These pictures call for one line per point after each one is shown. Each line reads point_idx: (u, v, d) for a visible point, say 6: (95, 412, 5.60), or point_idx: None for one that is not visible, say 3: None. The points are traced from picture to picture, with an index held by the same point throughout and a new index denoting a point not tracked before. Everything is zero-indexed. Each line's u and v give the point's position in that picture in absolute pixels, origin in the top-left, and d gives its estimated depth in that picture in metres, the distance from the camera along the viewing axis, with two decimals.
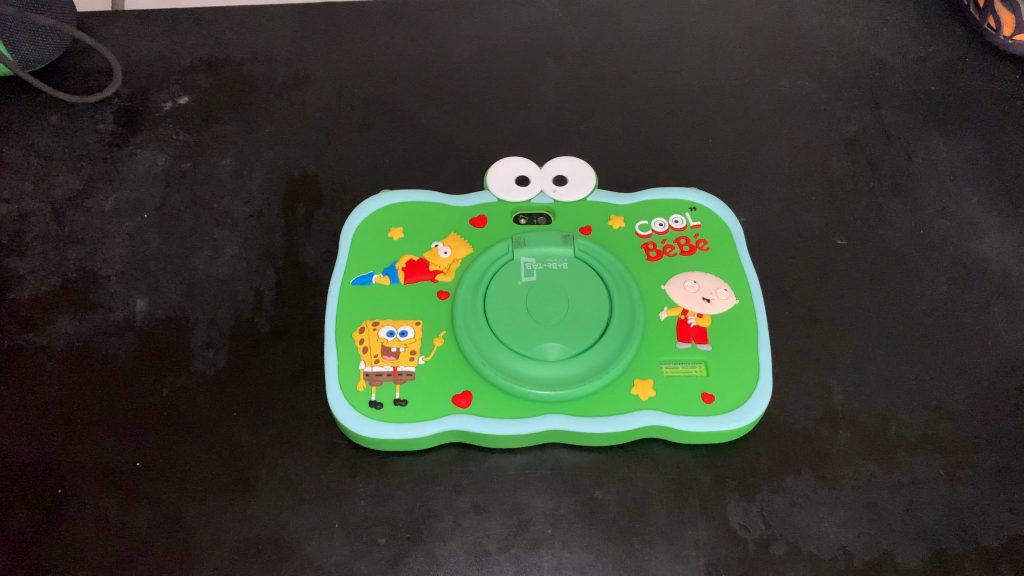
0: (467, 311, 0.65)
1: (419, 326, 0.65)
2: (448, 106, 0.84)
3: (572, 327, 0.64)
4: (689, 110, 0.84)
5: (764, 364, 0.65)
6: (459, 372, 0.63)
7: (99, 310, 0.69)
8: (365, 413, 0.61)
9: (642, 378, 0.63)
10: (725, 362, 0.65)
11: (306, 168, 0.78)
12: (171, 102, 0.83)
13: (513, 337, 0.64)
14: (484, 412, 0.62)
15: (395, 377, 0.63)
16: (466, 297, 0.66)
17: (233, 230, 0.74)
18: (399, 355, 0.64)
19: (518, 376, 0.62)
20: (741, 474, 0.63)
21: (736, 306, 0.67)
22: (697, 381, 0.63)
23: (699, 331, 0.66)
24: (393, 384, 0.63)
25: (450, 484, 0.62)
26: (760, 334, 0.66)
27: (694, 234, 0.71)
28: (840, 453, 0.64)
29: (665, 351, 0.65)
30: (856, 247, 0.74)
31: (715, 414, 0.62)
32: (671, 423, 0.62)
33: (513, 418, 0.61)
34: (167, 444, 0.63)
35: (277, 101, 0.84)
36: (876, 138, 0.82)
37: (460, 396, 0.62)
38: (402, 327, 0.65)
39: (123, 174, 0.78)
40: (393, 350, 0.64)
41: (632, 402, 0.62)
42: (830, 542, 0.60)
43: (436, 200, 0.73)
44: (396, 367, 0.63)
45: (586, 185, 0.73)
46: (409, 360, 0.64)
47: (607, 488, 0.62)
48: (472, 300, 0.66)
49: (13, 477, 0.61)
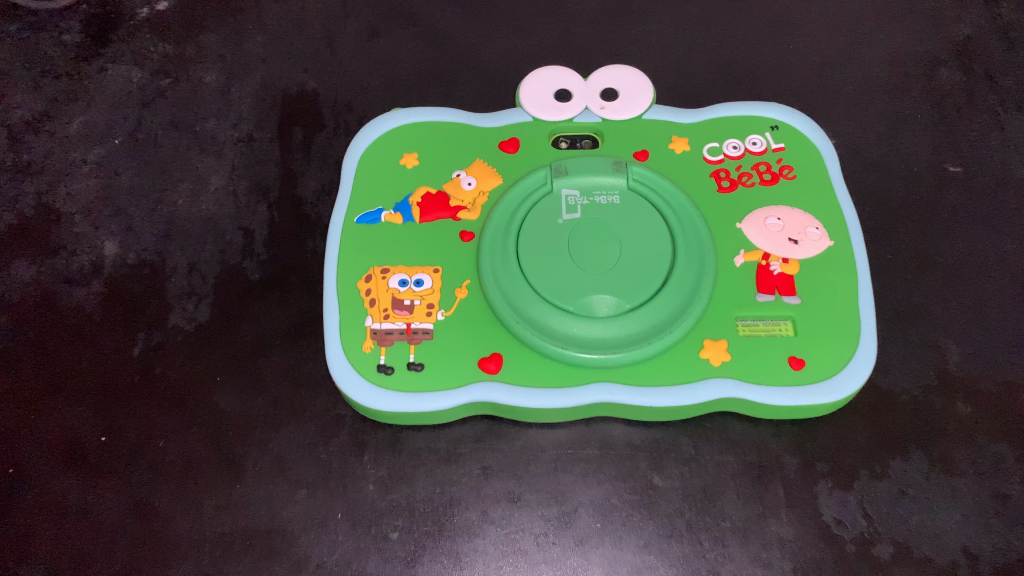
0: (497, 256, 0.53)
1: (439, 274, 0.53)
2: (473, 9, 0.70)
3: (627, 276, 0.52)
4: (764, 12, 0.69)
5: (866, 322, 0.52)
6: (488, 331, 0.52)
7: (62, 254, 0.58)
8: (372, 380, 0.50)
9: (714, 339, 0.51)
10: (817, 319, 0.52)
11: (304, 84, 0.65)
12: (148, 8, 0.70)
13: (553, 289, 0.52)
14: (517, 380, 0.50)
15: (409, 336, 0.51)
16: (496, 238, 0.54)
17: (219, 158, 0.62)
18: (414, 309, 0.52)
19: (559, 336, 0.51)
20: (835, 456, 0.51)
21: (829, 249, 0.54)
22: (782, 343, 0.51)
23: (784, 280, 0.53)
24: (407, 344, 0.51)
25: (476, 466, 0.51)
26: (861, 284, 0.53)
27: (775, 160, 0.58)
28: (959, 431, 0.51)
29: (742, 306, 0.52)
30: (973, 176, 0.61)
31: (806, 384, 0.50)
32: (750, 396, 0.50)
33: (554, 388, 0.50)
34: (139, 415, 0.52)
35: (270, 5, 0.70)
36: (995, 41, 0.67)
37: (488, 359, 0.51)
38: (418, 275, 0.53)
39: (91, 92, 0.65)
40: (407, 303, 0.52)
41: (701, 369, 0.50)
42: (948, 543, 0.48)
43: (458, 118, 0.60)
44: (410, 324, 0.52)
45: (642, 101, 0.59)
46: (426, 315, 0.52)
47: (669, 472, 0.50)
48: (502, 242, 0.54)
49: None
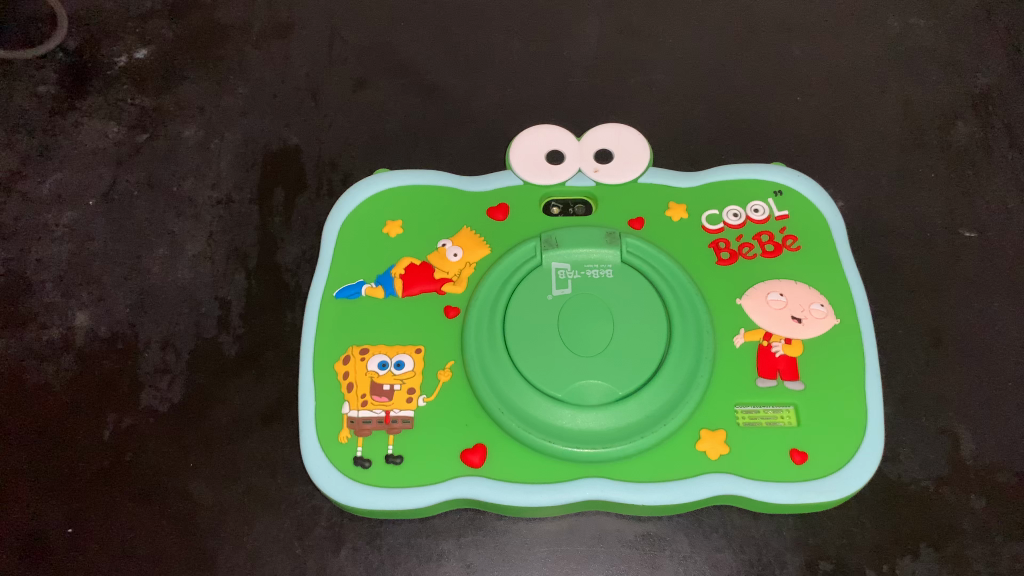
0: (483, 337, 0.51)
1: (421, 355, 0.51)
2: (464, 57, 0.67)
3: (619, 361, 0.49)
4: (769, 60, 0.66)
5: (874, 409, 0.49)
6: (471, 420, 0.49)
7: (31, 326, 0.56)
8: (349, 474, 0.48)
9: (712, 429, 0.48)
10: (822, 407, 0.49)
11: (286, 140, 0.63)
12: (127, 57, 0.67)
13: (542, 375, 0.49)
14: (502, 474, 0.47)
15: (388, 425, 0.49)
16: (481, 318, 0.51)
17: (196, 221, 0.60)
18: (393, 395, 0.49)
19: (547, 427, 0.48)
20: (839, 554, 0.48)
21: (836, 328, 0.51)
22: (784, 434, 0.48)
23: (787, 363, 0.50)
24: (386, 434, 0.48)
25: (460, 563, 0.48)
26: (869, 367, 0.50)
27: (779, 229, 0.55)
28: (973, 526, 0.48)
29: (742, 392, 0.49)
30: (989, 242, 0.57)
31: (809, 479, 0.47)
32: (749, 493, 0.47)
33: (542, 484, 0.47)
34: (108, 504, 0.50)
35: (254, 53, 0.68)
36: (1015, 91, 0.63)
37: (472, 451, 0.48)
38: (399, 356, 0.51)
39: (65, 148, 0.63)
40: (387, 388, 0.50)
41: (698, 463, 0.47)
42: None
43: (444, 181, 0.57)
44: (389, 412, 0.49)
45: (637, 164, 0.56)
46: (406, 402, 0.49)
47: (663, 571, 0.48)
48: (489, 322, 0.51)
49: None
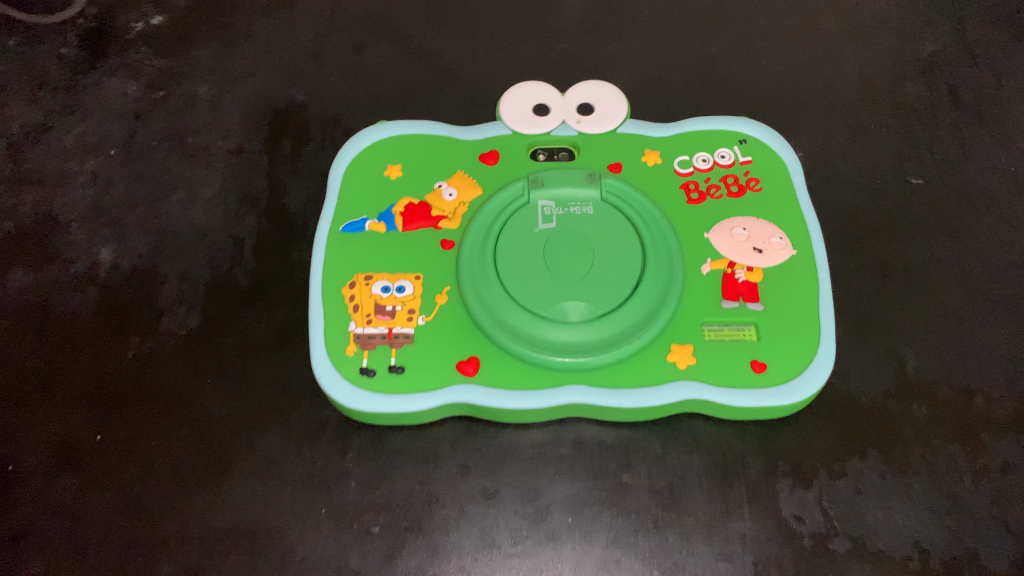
0: (476, 263, 0.56)
1: (420, 281, 0.56)
2: (457, 26, 0.72)
3: (598, 284, 0.55)
4: (737, 30, 0.72)
5: (826, 327, 0.54)
6: (466, 336, 0.54)
7: (58, 261, 0.61)
8: (355, 382, 0.53)
9: (681, 343, 0.54)
10: (779, 325, 0.55)
11: (293, 98, 0.68)
12: (143, 23, 0.72)
13: (528, 296, 0.54)
14: (493, 382, 0.53)
15: (390, 341, 0.54)
16: (474, 247, 0.57)
17: (209, 168, 0.65)
18: (395, 315, 0.55)
19: (534, 341, 0.53)
20: (797, 457, 0.53)
21: (792, 258, 0.57)
22: (745, 347, 0.54)
23: (749, 287, 0.56)
24: (389, 348, 0.54)
25: (454, 465, 0.53)
26: (822, 291, 0.56)
27: (743, 172, 0.60)
28: (915, 433, 0.54)
29: (708, 312, 0.55)
30: (935, 188, 0.63)
31: (767, 387, 0.53)
32: (714, 397, 0.52)
33: (529, 390, 0.52)
34: (131, 417, 0.55)
35: (262, 20, 0.73)
36: (959, 57, 0.69)
37: (466, 362, 0.53)
38: (400, 281, 0.56)
39: (87, 104, 0.68)
40: (389, 309, 0.55)
41: (668, 372, 0.53)
42: (901, 539, 0.51)
43: (440, 131, 0.63)
44: (392, 329, 0.54)
45: (617, 116, 0.62)
46: (407, 321, 0.54)
47: (638, 471, 0.53)
48: (480, 251, 0.56)
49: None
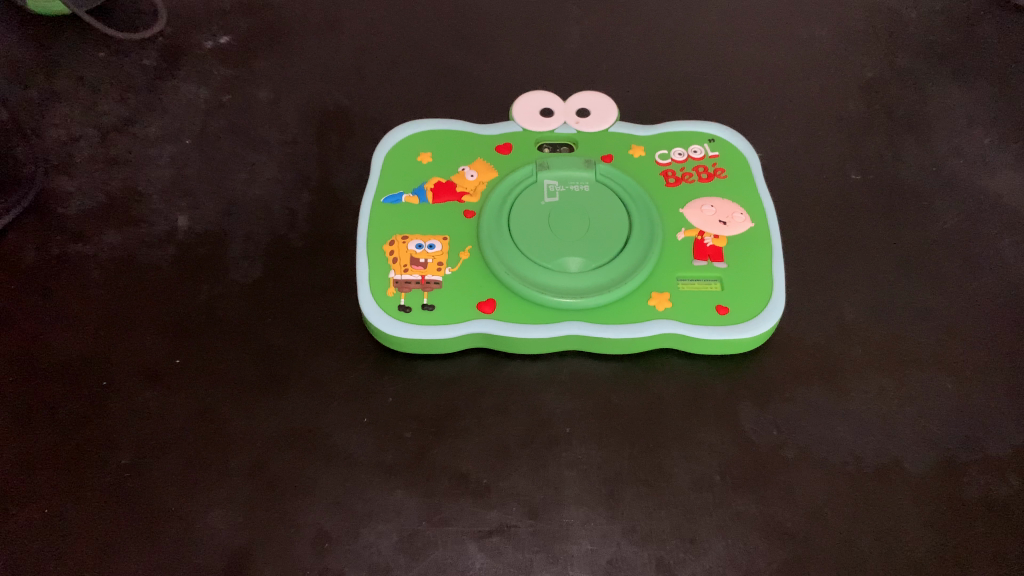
0: (493, 226, 0.68)
1: (447, 240, 0.68)
2: (476, 48, 0.86)
3: (592, 243, 0.67)
4: (710, 56, 0.86)
5: (778, 281, 0.67)
6: (484, 282, 0.66)
7: (143, 225, 0.73)
8: (393, 316, 0.64)
9: (660, 291, 0.66)
10: (740, 279, 0.67)
11: (339, 102, 0.81)
12: (212, 41, 0.86)
13: (536, 251, 0.66)
14: (506, 318, 0.64)
15: (423, 285, 0.66)
16: (491, 215, 0.69)
17: (270, 156, 0.77)
18: (427, 266, 0.67)
19: (540, 285, 0.65)
20: (755, 385, 0.65)
21: (751, 229, 0.69)
22: (712, 295, 0.66)
23: (715, 251, 0.68)
24: (421, 291, 0.66)
25: (473, 386, 0.64)
26: (775, 254, 0.68)
27: (711, 163, 0.74)
28: (851, 368, 0.66)
29: (682, 269, 0.67)
30: (870, 182, 0.76)
31: (730, 325, 0.64)
32: (686, 333, 0.64)
33: (536, 324, 0.64)
34: (204, 345, 0.66)
35: (312, 41, 0.87)
36: (892, 82, 0.84)
37: (484, 302, 0.65)
38: (431, 241, 0.68)
39: (166, 104, 0.81)
40: (422, 261, 0.67)
41: (649, 312, 0.65)
42: (839, 449, 0.62)
43: (463, 128, 0.76)
44: (424, 276, 0.66)
45: (608, 117, 0.76)
46: (437, 270, 0.67)
47: (624, 393, 0.64)
48: (497, 218, 0.69)
49: (57, 370, 0.64)
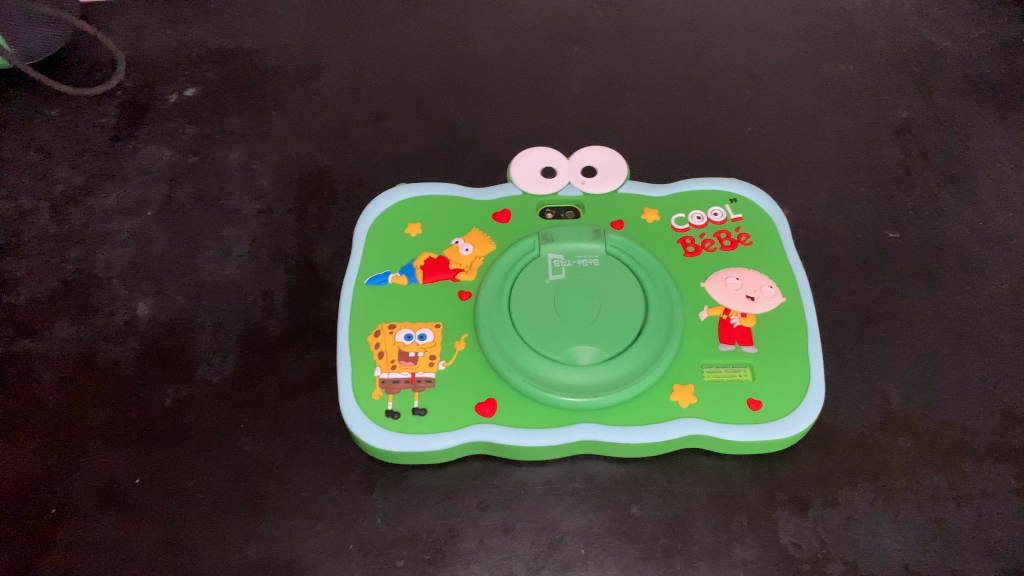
0: (493, 311, 0.61)
1: (440, 329, 0.61)
2: (471, 96, 0.79)
3: (605, 329, 0.59)
4: (728, 99, 0.79)
5: (814, 365, 0.59)
6: (483, 379, 0.58)
7: (100, 314, 0.65)
8: (381, 423, 0.57)
9: (682, 384, 0.58)
10: (773, 365, 0.59)
11: (319, 162, 0.73)
12: (177, 94, 0.78)
13: (540, 341, 0.59)
14: (510, 422, 0.57)
15: (414, 384, 0.58)
16: (490, 297, 0.61)
17: (242, 227, 0.70)
18: (418, 360, 0.59)
19: (547, 382, 0.57)
20: (793, 488, 0.57)
21: (783, 305, 0.62)
22: (742, 387, 0.58)
23: (743, 332, 0.61)
24: (412, 391, 0.58)
25: (474, 500, 0.57)
26: (811, 334, 0.61)
27: (734, 228, 0.66)
28: (900, 464, 0.58)
29: (706, 355, 0.60)
30: (909, 241, 0.69)
31: (764, 422, 0.57)
32: (715, 433, 0.56)
33: (543, 429, 0.56)
34: (171, 455, 0.58)
35: (289, 92, 0.79)
36: (928, 123, 0.77)
37: (484, 404, 0.57)
38: (421, 330, 0.61)
39: (126, 169, 0.73)
40: (412, 355, 0.59)
41: (672, 410, 0.57)
42: (893, 562, 0.54)
43: (456, 193, 0.69)
44: (415, 373, 0.59)
45: (615, 177, 0.68)
46: (429, 365, 0.59)
47: (646, 503, 0.57)
48: (496, 301, 0.61)
49: (4, 492, 0.57)
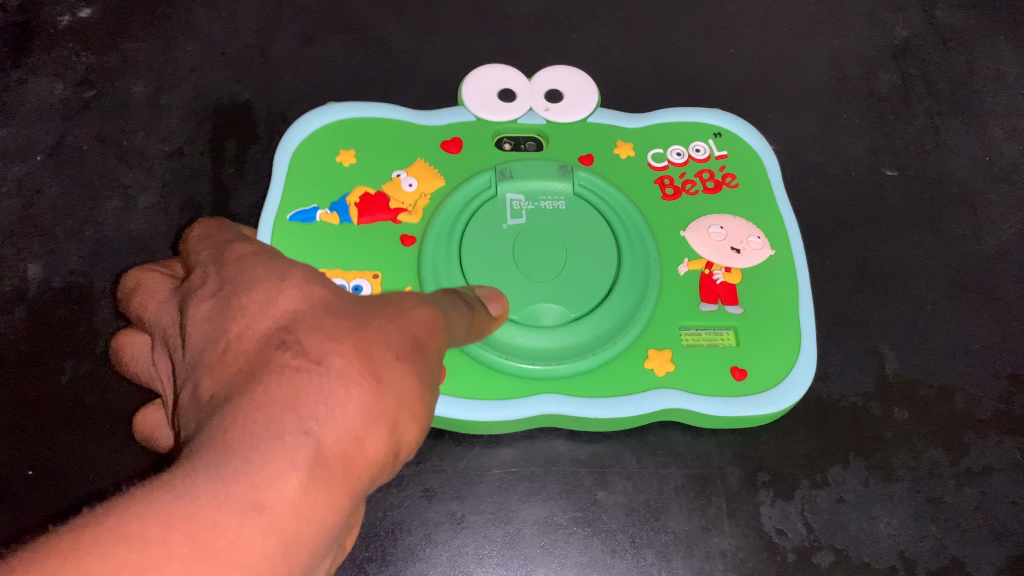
0: (440, 259, 0.52)
1: (378, 280, 0.52)
2: (413, 14, 0.69)
3: (571, 284, 0.52)
4: (706, 17, 0.69)
5: (806, 328, 0.52)
6: None
7: None
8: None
9: (658, 350, 0.51)
10: (758, 328, 0.52)
11: (237, 95, 0.64)
12: (70, 16, 0.67)
13: None
14: (459, 390, 0.49)
15: None
16: (437, 244, 0.53)
17: (148, 173, 0.60)
18: None
19: (503, 346, 0.50)
20: (778, 467, 0.51)
21: (772, 258, 0.54)
22: (725, 354, 0.51)
23: (727, 289, 0.53)
24: None
25: (419, 488, 0.50)
26: (803, 293, 0.53)
27: (719, 167, 0.58)
28: (897, 437, 0.52)
29: (686, 316, 0.52)
30: (909, 180, 0.62)
31: (750, 394, 0.50)
32: (695, 406, 0.49)
33: (498, 399, 0.49)
34: (67, 444, 0.50)
35: (202, 12, 0.68)
36: (930, 43, 0.68)
37: None
38: (356, 280, 0.52)
39: (10, 106, 0.63)
40: None
41: (645, 379, 0.50)
42: (886, 549, 0.49)
43: (398, 115, 0.58)
44: None
45: (587, 103, 0.58)
46: None
47: (613, 488, 0.50)
48: (445, 248, 0.53)
49: None
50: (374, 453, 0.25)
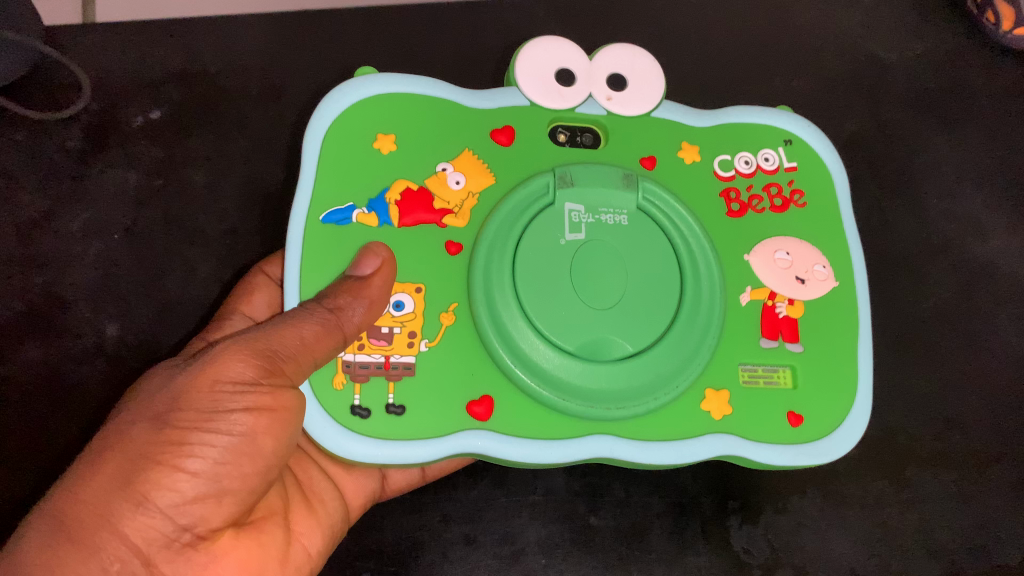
0: (495, 277, 0.50)
1: (422, 294, 0.50)
2: None
3: (634, 313, 0.50)
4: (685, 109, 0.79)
5: (863, 374, 0.53)
6: (475, 372, 0.49)
7: (67, 335, 0.67)
8: (343, 421, 0.47)
9: (715, 390, 0.51)
10: (815, 368, 0.53)
11: (280, 179, 0.75)
12: (142, 116, 0.77)
13: (559, 326, 0.49)
14: (508, 428, 0.48)
15: (387, 372, 0.48)
16: (492, 254, 0.50)
17: (207, 248, 0.72)
18: (393, 339, 0.49)
19: (559, 384, 0.49)
20: (746, 496, 0.59)
21: (832, 292, 0.55)
22: (783, 397, 0.52)
23: (789, 324, 0.53)
24: (386, 381, 0.48)
25: (437, 514, 0.58)
26: (862, 325, 0.55)
27: (785, 180, 0.57)
28: (848, 469, 0.60)
29: (745, 350, 0.53)
30: None
31: (802, 441, 0.52)
32: (748, 451, 0.50)
33: (552, 440, 0.48)
34: None
35: (248, 106, 0.78)
36: (876, 135, 0.79)
37: (477, 403, 0.48)
38: (397, 295, 0.50)
39: (90, 192, 0.74)
40: (385, 331, 0.49)
41: (702, 423, 0.50)
42: (838, 565, 0.58)
43: (446, 94, 0.55)
44: (389, 357, 0.48)
45: (653, 95, 0.56)
46: (407, 346, 0.49)
47: (603, 513, 0.58)
48: (501, 260, 0.50)
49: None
50: (86, 508, 0.39)
